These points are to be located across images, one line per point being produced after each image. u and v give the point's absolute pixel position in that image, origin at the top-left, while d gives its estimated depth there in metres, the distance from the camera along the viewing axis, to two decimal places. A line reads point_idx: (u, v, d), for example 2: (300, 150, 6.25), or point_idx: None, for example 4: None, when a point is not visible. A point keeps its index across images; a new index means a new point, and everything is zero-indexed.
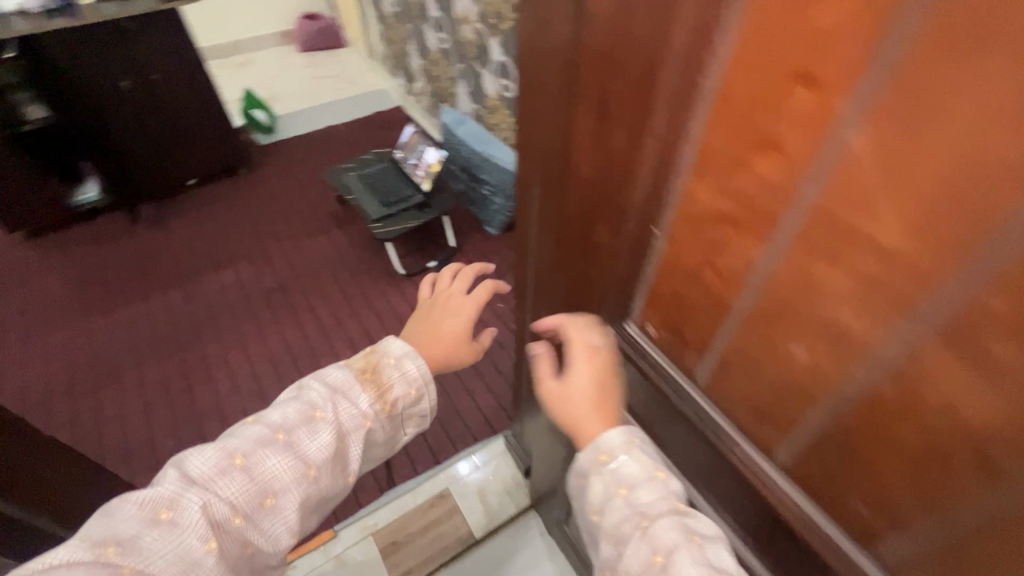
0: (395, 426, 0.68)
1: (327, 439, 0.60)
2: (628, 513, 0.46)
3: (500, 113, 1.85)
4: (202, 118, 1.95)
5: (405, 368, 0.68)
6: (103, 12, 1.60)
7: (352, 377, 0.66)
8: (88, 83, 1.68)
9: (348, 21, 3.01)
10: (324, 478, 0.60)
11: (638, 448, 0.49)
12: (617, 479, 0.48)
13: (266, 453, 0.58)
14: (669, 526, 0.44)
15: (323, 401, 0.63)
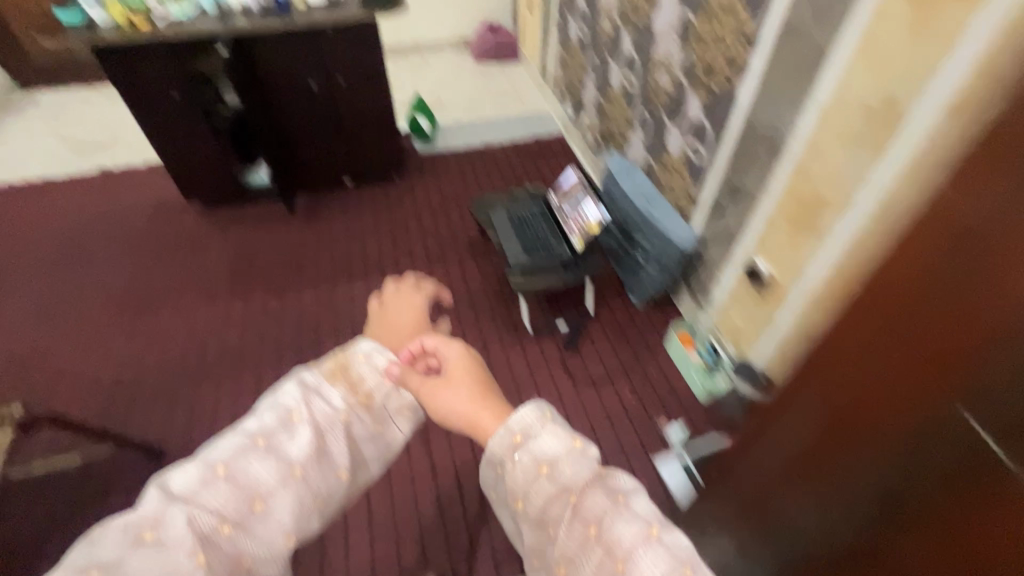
0: (382, 418, 0.65)
1: (309, 435, 0.57)
2: (552, 491, 0.50)
3: (679, 175, 1.59)
4: (371, 125, 1.97)
5: (374, 359, 0.66)
6: (312, 17, 1.65)
7: (329, 370, 0.63)
8: (278, 77, 1.74)
9: (527, 37, 2.94)
10: (315, 475, 0.56)
11: (550, 422, 0.54)
12: (537, 458, 0.52)
13: (245, 461, 0.53)
14: (595, 495, 0.49)
15: (299, 400, 0.59)
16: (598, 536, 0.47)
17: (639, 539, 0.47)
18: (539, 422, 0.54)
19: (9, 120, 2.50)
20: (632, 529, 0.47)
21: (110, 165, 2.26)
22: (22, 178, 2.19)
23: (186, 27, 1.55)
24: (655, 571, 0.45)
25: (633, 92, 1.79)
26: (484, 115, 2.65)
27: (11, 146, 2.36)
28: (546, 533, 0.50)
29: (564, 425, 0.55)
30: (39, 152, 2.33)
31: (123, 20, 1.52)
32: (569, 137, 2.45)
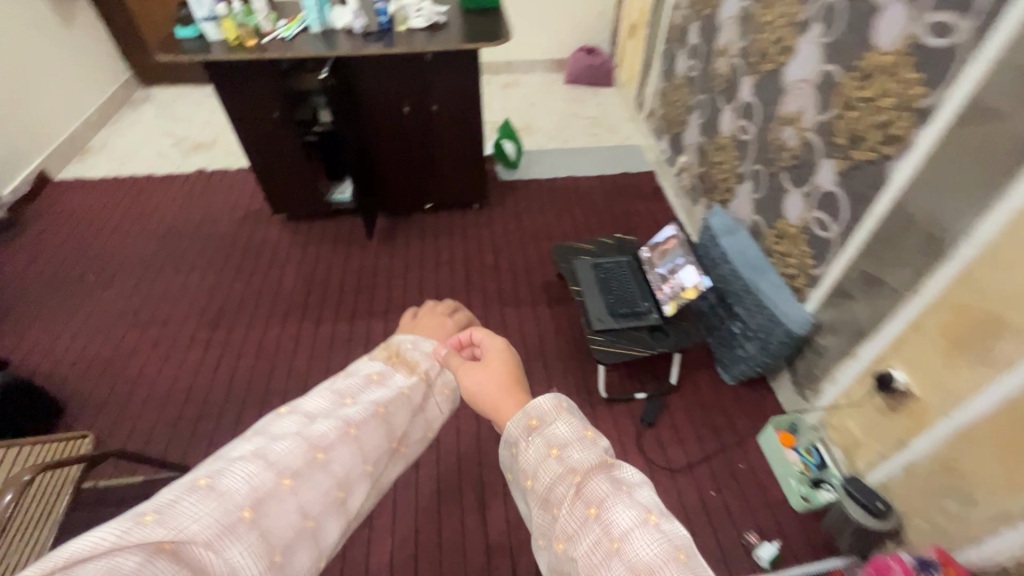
0: (422, 403, 0.77)
1: (334, 428, 0.65)
2: (561, 471, 0.58)
3: (795, 245, 1.40)
4: (459, 152, 1.90)
5: (421, 347, 0.82)
6: (415, 42, 1.56)
7: (358, 379, 0.73)
8: (373, 100, 1.70)
9: (625, 63, 2.80)
10: (349, 455, 0.65)
11: (567, 413, 0.62)
12: (550, 441, 0.60)
13: (276, 444, 0.60)
14: (599, 481, 0.56)
15: (353, 388, 0.72)
16: (597, 516, 0.54)
17: (637, 521, 0.53)
18: (557, 413, 0.62)
19: (127, 113, 2.67)
20: (629, 514, 0.54)
21: (208, 166, 2.35)
22: (130, 172, 2.31)
23: (291, 46, 1.53)
24: (647, 552, 0.51)
25: (746, 143, 1.61)
26: (572, 143, 2.54)
27: (124, 138, 2.51)
28: (552, 512, 0.57)
29: (577, 417, 0.62)
30: (147, 147, 2.46)
31: (233, 38, 1.52)
32: (662, 177, 2.29)
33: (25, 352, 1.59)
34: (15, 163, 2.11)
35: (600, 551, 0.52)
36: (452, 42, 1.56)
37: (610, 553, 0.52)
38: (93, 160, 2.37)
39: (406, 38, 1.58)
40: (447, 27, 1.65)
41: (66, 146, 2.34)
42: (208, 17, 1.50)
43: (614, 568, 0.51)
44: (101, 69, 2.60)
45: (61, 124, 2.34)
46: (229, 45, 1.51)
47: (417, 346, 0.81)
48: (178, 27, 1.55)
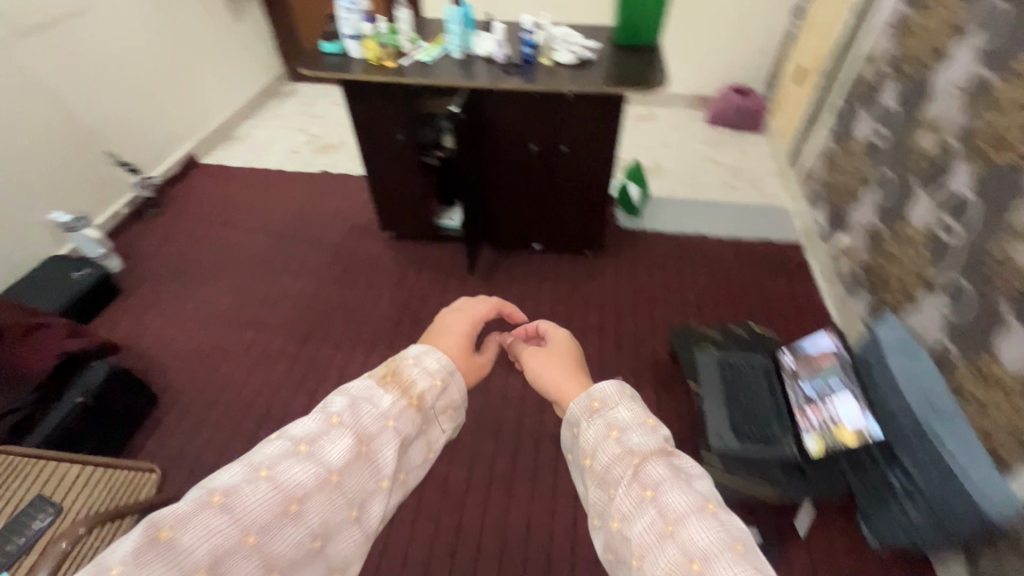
0: (427, 421, 0.69)
1: (313, 473, 0.56)
2: (620, 451, 0.56)
3: (1005, 401, 1.06)
4: (582, 199, 1.73)
5: (425, 364, 0.71)
6: (557, 80, 1.42)
7: (347, 406, 0.63)
8: (500, 134, 1.58)
9: (783, 110, 2.46)
10: (338, 492, 0.57)
11: (629, 400, 0.61)
12: (611, 423, 0.60)
13: (246, 491, 0.53)
14: (656, 463, 0.54)
15: (343, 408, 0.63)
16: (653, 496, 0.52)
17: (694, 506, 0.50)
18: (620, 400, 0.61)
19: (272, 105, 2.82)
20: (685, 498, 0.51)
21: (332, 169, 2.39)
22: (263, 165, 2.42)
23: (428, 72, 1.45)
24: (703, 537, 0.48)
25: (948, 246, 1.27)
26: (705, 194, 2.26)
27: (265, 131, 2.64)
28: (609, 491, 0.55)
29: (638, 406, 0.61)
30: (283, 142, 2.56)
31: (373, 58, 1.46)
32: (812, 253, 1.95)
33: (139, 335, 1.66)
34: (170, 146, 2.27)
35: (654, 533, 0.50)
36: (598, 84, 1.40)
37: (664, 534, 0.49)
38: (234, 149, 2.51)
39: (548, 75, 1.45)
40: (595, 65, 1.49)
41: (215, 133, 2.50)
42: (353, 35, 1.46)
43: (668, 550, 0.48)
44: (258, 62, 2.77)
45: (214, 112, 2.50)
46: (368, 65, 1.46)
47: (420, 365, 0.70)
48: (324, 41, 1.53)
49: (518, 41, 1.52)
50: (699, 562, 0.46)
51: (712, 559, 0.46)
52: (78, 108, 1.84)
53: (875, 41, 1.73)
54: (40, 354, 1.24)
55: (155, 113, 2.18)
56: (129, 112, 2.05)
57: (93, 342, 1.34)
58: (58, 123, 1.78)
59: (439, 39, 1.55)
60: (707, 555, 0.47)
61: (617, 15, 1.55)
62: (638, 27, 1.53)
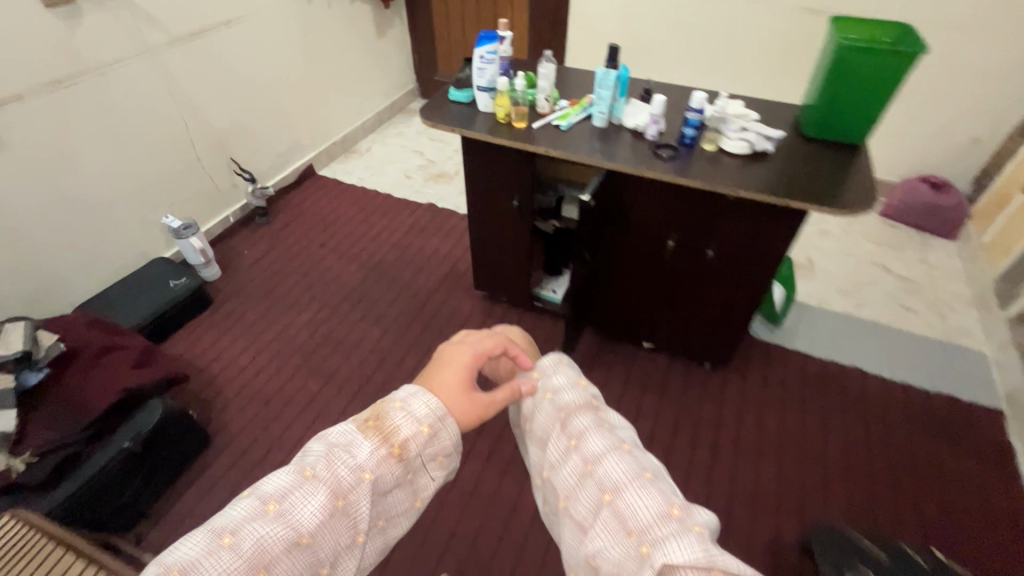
0: (414, 470, 0.55)
1: (281, 537, 0.47)
2: (551, 411, 0.57)
3: None
4: (717, 310, 1.40)
5: (412, 407, 0.55)
6: (719, 177, 1.12)
7: (322, 454, 0.52)
8: (630, 223, 1.30)
9: (994, 222, 1.92)
10: (313, 555, 0.48)
11: (559, 359, 0.61)
12: (546, 387, 0.59)
13: (205, 567, 0.44)
14: (582, 415, 0.55)
15: (317, 457, 0.52)
16: (575, 442, 0.53)
17: (611, 447, 0.52)
18: (555, 366, 0.61)
19: (397, 121, 2.78)
20: (602, 440, 0.53)
21: (440, 201, 2.26)
22: (374, 186, 2.35)
23: (559, 142, 1.22)
24: (617, 469, 0.50)
25: None
26: (869, 311, 1.81)
27: (384, 147, 2.59)
28: (541, 449, 0.56)
29: (568, 363, 0.62)
30: (398, 163, 2.49)
31: (503, 116, 1.26)
32: (1017, 431, 1.45)
33: (216, 357, 1.62)
34: (294, 155, 2.27)
35: (576, 474, 0.51)
36: (772, 192, 1.08)
37: (584, 473, 0.51)
38: (351, 163, 2.48)
39: (707, 165, 1.15)
40: (771, 160, 1.16)
41: (338, 146, 2.49)
42: (486, 87, 1.25)
43: (586, 495, 0.50)
44: (392, 76, 2.74)
45: (342, 123, 2.49)
46: (495, 124, 1.26)
47: (406, 408, 0.54)
48: (453, 87, 1.34)
49: (677, 117, 1.25)
50: (610, 494, 0.49)
51: (622, 489, 0.48)
52: (216, 114, 1.86)
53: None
54: (101, 389, 1.19)
55: (285, 122, 2.17)
56: (262, 120, 2.06)
57: (160, 376, 1.29)
58: (196, 128, 1.81)
59: (582, 100, 1.31)
60: (617, 486, 0.49)
61: (810, 102, 1.23)
62: (840, 121, 1.18)
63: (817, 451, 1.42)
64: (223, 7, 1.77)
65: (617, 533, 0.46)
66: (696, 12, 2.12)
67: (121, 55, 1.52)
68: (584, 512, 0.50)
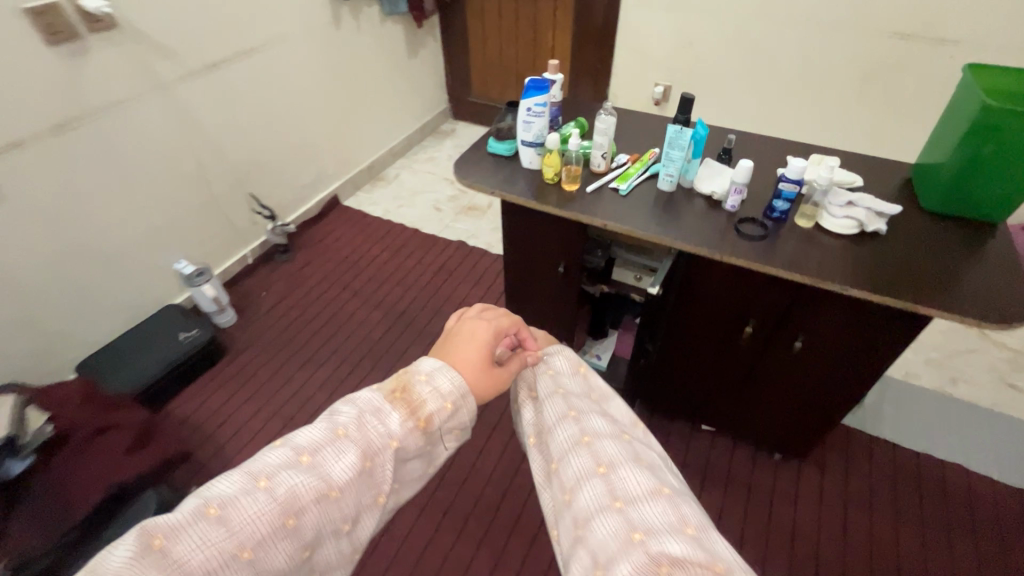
0: (431, 442, 0.57)
1: (311, 488, 0.48)
2: (553, 389, 0.68)
3: None
4: (796, 407, 1.19)
5: (438, 382, 0.58)
6: (812, 265, 0.91)
7: (354, 416, 0.53)
8: (696, 307, 1.11)
9: None
10: (341, 505, 0.50)
11: (569, 354, 0.73)
12: (551, 366, 0.71)
13: (245, 503, 0.46)
14: (581, 397, 0.66)
15: (348, 419, 0.54)
16: (592, 446, 0.59)
17: (609, 432, 0.61)
18: (558, 353, 0.73)
19: (427, 145, 2.61)
20: (604, 426, 0.62)
21: (471, 239, 2.09)
22: (402, 220, 2.19)
23: (622, 213, 1.02)
24: (611, 449, 0.58)
25: None
26: (967, 389, 1.55)
27: (413, 175, 2.43)
28: (553, 450, 0.61)
29: (578, 364, 0.73)
30: (428, 193, 2.33)
31: (551, 177, 1.07)
32: None
33: (228, 420, 1.49)
34: (317, 187, 2.13)
35: (572, 442, 0.60)
36: (884, 288, 0.87)
37: (580, 444, 0.60)
38: (378, 192, 2.33)
39: (809, 251, 0.93)
40: (889, 243, 0.93)
41: (365, 173, 2.34)
42: (533, 142, 1.07)
43: (592, 489, 0.54)
44: (423, 98, 2.57)
45: (369, 150, 2.34)
46: (542, 186, 1.08)
47: (432, 382, 0.57)
48: (493, 137, 1.16)
49: (764, 185, 1.04)
50: (619, 498, 0.53)
51: (632, 495, 0.53)
52: (233, 150, 1.72)
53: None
54: (88, 483, 1.07)
55: (310, 152, 2.04)
56: (282, 153, 1.91)
57: (153, 462, 1.17)
58: (211, 167, 1.67)
59: (645, 156, 1.12)
60: (629, 491, 0.53)
61: (929, 168, 1.01)
62: (975, 195, 0.95)
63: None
64: (240, 36, 1.62)
65: (621, 532, 0.50)
66: (766, 32, 1.87)
67: (128, 92, 1.39)
68: (587, 509, 0.53)
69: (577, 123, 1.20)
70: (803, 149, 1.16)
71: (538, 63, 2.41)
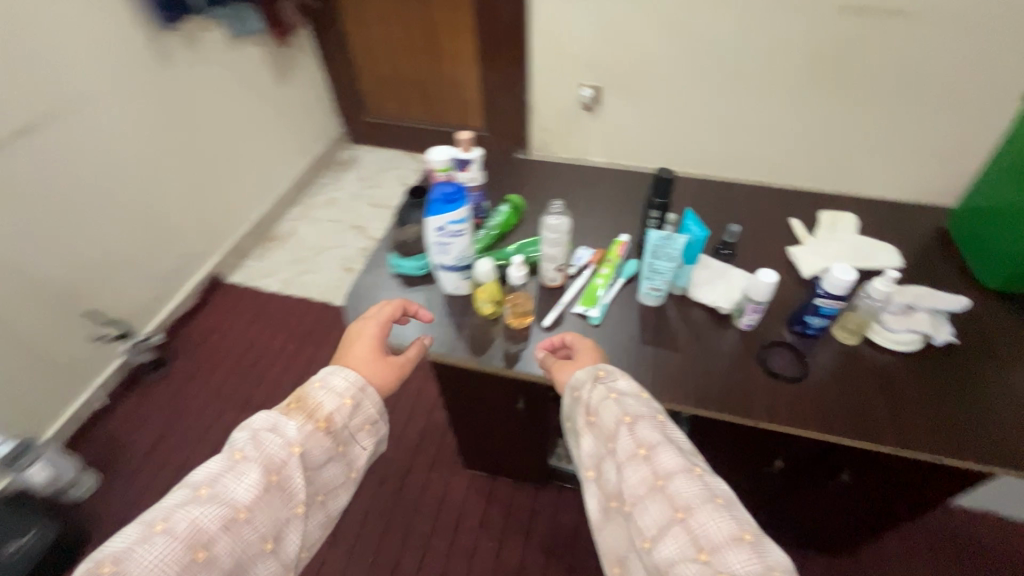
0: (345, 442, 0.57)
1: (214, 518, 0.47)
2: (618, 413, 0.58)
3: None
4: (843, 529, 0.94)
5: (332, 383, 0.58)
6: (873, 415, 0.64)
7: (248, 437, 0.52)
8: (708, 439, 0.83)
9: None
10: (261, 519, 0.49)
11: (627, 379, 0.63)
12: (612, 387, 0.61)
13: (140, 552, 0.44)
14: (649, 427, 0.56)
15: (244, 440, 0.52)
16: (631, 426, 0.56)
17: (682, 468, 0.53)
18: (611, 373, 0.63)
19: (324, 183, 2.16)
20: (677, 461, 0.53)
21: None
22: (303, 291, 1.76)
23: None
24: (687, 490, 0.51)
25: None
26: None
27: (312, 227, 1.99)
28: (589, 420, 0.59)
29: (638, 388, 0.62)
30: (331, 250, 1.90)
31: (491, 312, 0.74)
32: None
33: None
34: (184, 272, 1.66)
35: (644, 485, 0.52)
36: (976, 448, 0.60)
37: (654, 488, 0.52)
38: (270, 257, 1.88)
39: (870, 384, 0.67)
40: (967, 353, 0.68)
41: (250, 236, 1.89)
42: (455, 267, 0.73)
43: (631, 467, 0.54)
44: (310, 128, 2.11)
45: (249, 207, 1.88)
46: (480, 327, 0.75)
47: (325, 384, 0.57)
48: (395, 252, 0.82)
49: (782, 282, 0.77)
50: (661, 477, 0.52)
51: (674, 476, 0.52)
52: (40, 264, 1.24)
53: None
54: None
55: (165, 232, 1.57)
56: (120, 246, 1.44)
57: None
58: (9, 295, 1.20)
59: (612, 251, 0.81)
60: (670, 472, 0.52)
61: (1001, 227, 0.75)
62: None
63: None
64: (9, 109, 1.13)
65: (664, 513, 0.50)
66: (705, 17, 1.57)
67: None
68: (628, 485, 0.53)
69: (509, 208, 0.88)
70: (809, 206, 0.89)
71: (442, 71, 2.00)
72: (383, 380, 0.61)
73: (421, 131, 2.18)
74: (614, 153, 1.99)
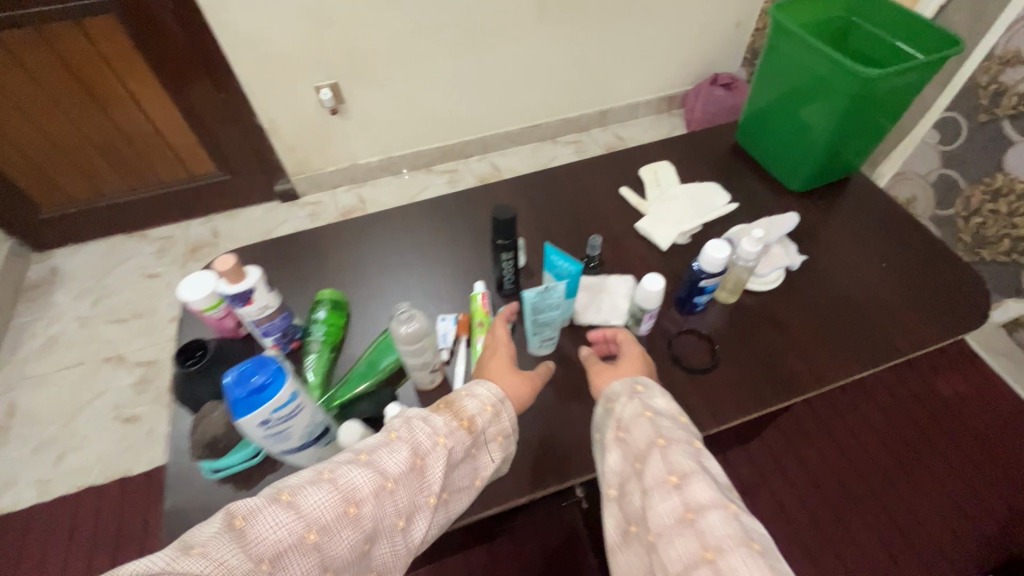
0: (478, 450, 0.49)
1: (366, 480, 0.40)
2: (651, 434, 0.44)
3: None
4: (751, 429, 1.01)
5: (477, 392, 0.50)
6: (784, 355, 0.65)
7: (400, 419, 0.46)
8: None
9: None
10: (402, 501, 0.41)
11: (664, 397, 0.48)
12: (646, 405, 0.47)
13: (311, 493, 0.38)
14: (684, 450, 0.42)
15: (395, 422, 0.45)
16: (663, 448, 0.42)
17: (719, 503, 0.38)
18: (651, 392, 0.49)
19: (25, 323, 1.52)
20: (714, 492, 0.39)
21: None
22: (76, 481, 1.24)
23: (542, 450, 0.59)
24: (723, 531, 0.36)
25: None
26: None
27: (39, 387, 1.40)
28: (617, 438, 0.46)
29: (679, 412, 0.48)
30: (85, 404, 1.37)
31: None
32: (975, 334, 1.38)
33: None
34: None
35: (670, 517, 0.38)
36: (868, 348, 0.66)
37: (682, 522, 0.37)
38: None
39: (769, 332, 0.67)
40: (823, 273, 0.73)
41: None
42: (306, 443, 0.52)
43: (657, 494, 0.40)
44: None
45: None
46: None
47: (471, 390, 0.50)
48: (205, 457, 0.54)
49: (653, 263, 0.73)
50: (693, 510, 0.38)
51: (707, 511, 0.37)
52: None
53: (972, 31, 1.11)
54: None
55: None
56: None
57: None
58: None
59: (476, 309, 0.66)
60: (704, 504, 0.38)
61: (789, 128, 0.81)
62: (848, 148, 0.79)
63: (966, 422, 1.14)
64: None
65: (692, 552, 0.36)
66: None
67: None
68: (651, 514, 0.39)
69: (328, 309, 0.66)
70: (628, 168, 0.86)
71: (122, 121, 1.49)
72: (521, 396, 0.53)
73: (133, 203, 1.65)
74: (384, 146, 1.77)
